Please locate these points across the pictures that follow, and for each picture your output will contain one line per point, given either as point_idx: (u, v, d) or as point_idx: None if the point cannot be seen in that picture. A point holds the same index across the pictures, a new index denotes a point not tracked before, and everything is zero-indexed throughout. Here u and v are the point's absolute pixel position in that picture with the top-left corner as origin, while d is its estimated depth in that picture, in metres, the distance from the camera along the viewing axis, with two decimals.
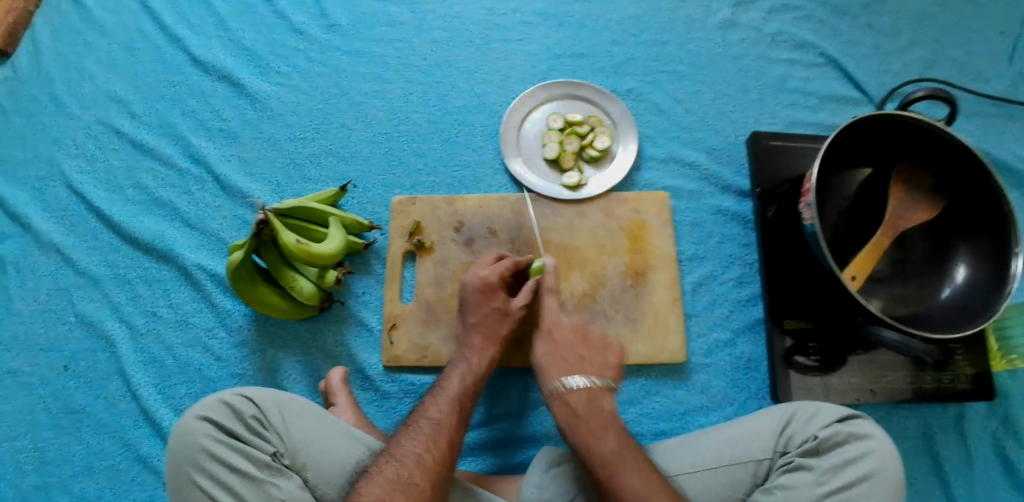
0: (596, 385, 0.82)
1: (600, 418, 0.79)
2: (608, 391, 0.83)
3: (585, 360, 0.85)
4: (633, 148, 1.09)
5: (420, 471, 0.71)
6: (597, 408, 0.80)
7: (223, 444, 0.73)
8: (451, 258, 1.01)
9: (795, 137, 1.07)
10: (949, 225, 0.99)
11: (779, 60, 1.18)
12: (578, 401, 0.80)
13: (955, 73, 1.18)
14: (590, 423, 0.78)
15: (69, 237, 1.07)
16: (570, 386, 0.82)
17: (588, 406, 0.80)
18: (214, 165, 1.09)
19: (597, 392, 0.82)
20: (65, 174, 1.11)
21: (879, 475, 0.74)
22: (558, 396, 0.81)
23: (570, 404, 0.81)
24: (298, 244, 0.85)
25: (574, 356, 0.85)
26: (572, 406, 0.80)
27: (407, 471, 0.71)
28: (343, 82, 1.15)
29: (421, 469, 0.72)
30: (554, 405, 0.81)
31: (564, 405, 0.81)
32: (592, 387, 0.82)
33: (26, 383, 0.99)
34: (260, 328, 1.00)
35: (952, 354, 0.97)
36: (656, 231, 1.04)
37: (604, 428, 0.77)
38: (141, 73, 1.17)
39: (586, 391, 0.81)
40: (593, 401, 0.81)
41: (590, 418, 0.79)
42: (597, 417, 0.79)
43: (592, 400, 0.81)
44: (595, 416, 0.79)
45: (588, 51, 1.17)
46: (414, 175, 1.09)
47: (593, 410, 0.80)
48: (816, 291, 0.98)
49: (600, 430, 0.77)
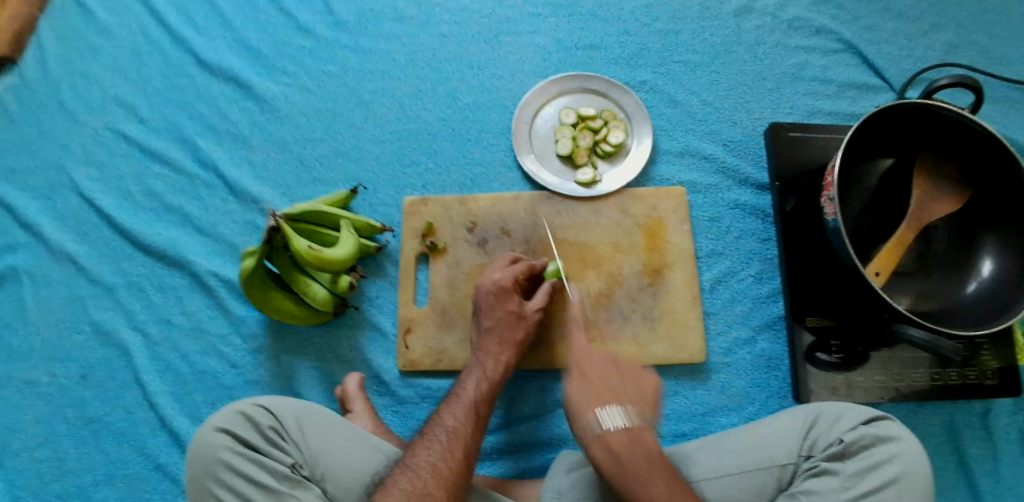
0: (634, 421, 0.75)
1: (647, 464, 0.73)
2: (647, 425, 0.76)
3: (620, 392, 0.78)
4: (648, 143, 1.06)
5: (435, 481, 0.71)
6: (640, 448, 0.74)
7: (240, 456, 0.72)
8: (465, 259, 1.00)
9: (815, 128, 1.04)
10: (977, 216, 0.96)
11: (797, 48, 1.15)
12: (618, 440, 0.74)
13: (979, 57, 1.14)
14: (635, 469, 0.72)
15: (80, 245, 1.06)
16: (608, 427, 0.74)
17: (630, 446, 0.74)
18: (223, 170, 1.08)
19: (636, 430, 0.75)
20: (74, 181, 1.09)
21: (906, 480, 0.73)
22: (597, 439, 0.74)
23: (608, 446, 0.74)
24: (309, 250, 0.84)
25: (607, 378, 0.79)
26: (610, 449, 0.73)
27: (421, 482, 0.70)
28: (350, 80, 1.13)
29: (436, 480, 0.71)
30: (594, 449, 0.74)
31: (602, 445, 0.74)
32: (628, 426, 0.74)
33: (44, 393, 0.99)
34: (274, 333, 0.99)
35: (978, 350, 0.95)
36: (673, 228, 1.01)
37: (651, 470, 0.72)
38: (146, 76, 1.15)
39: (626, 432, 0.74)
40: (634, 440, 0.74)
41: (634, 462, 0.73)
42: (640, 456, 0.73)
43: (634, 442, 0.74)
44: (639, 453, 0.73)
45: (600, 42, 1.14)
46: (425, 175, 1.07)
47: (633, 446, 0.74)
48: (838, 287, 0.96)
49: (647, 476, 0.72)
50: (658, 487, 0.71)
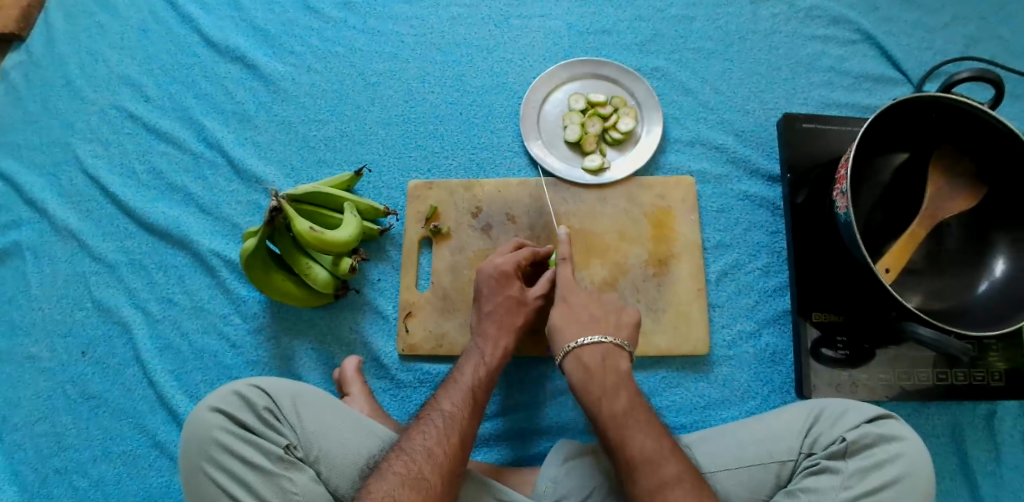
0: (610, 345, 0.81)
1: (612, 375, 0.78)
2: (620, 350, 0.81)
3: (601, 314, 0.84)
4: (658, 131, 1.04)
5: (430, 466, 0.70)
6: (611, 366, 0.79)
7: (235, 436, 0.72)
8: (468, 245, 0.99)
9: (830, 120, 1.02)
10: (990, 213, 0.93)
11: (813, 38, 1.12)
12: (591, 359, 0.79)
13: (1001, 52, 1.11)
14: (603, 381, 0.78)
15: (85, 222, 1.05)
16: (582, 345, 0.80)
17: (601, 365, 0.79)
18: (227, 149, 1.06)
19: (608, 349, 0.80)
20: (79, 158, 1.09)
21: (907, 480, 0.72)
22: (571, 356, 0.80)
23: (583, 362, 0.80)
24: (311, 231, 0.83)
25: (593, 310, 0.84)
26: (586, 364, 0.79)
27: (416, 466, 0.70)
28: (357, 61, 1.11)
29: (431, 464, 0.70)
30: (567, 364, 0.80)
31: (607, 420, 0.74)
32: (604, 347, 0.80)
33: (46, 368, 0.99)
34: (276, 314, 0.99)
35: (986, 351, 0.93)
36: (681, 218, 1.00)
37: (617, 387, 0.77)
38: (154, 54, 1.14)
39: (600, 349, 0.80)
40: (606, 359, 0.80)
41: (603, 375, 0.78)
42: (610, 375, 0.78)
43: (606, 357, 0.80)
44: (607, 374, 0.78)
45: (612, 27, 1.12)
46: (431, 158, 1.05)
47: (607, 369, 0.79)
48: (846, 283, 0.94)
49: (612, 391, 0.77)
50: (621, 400, 0.76)
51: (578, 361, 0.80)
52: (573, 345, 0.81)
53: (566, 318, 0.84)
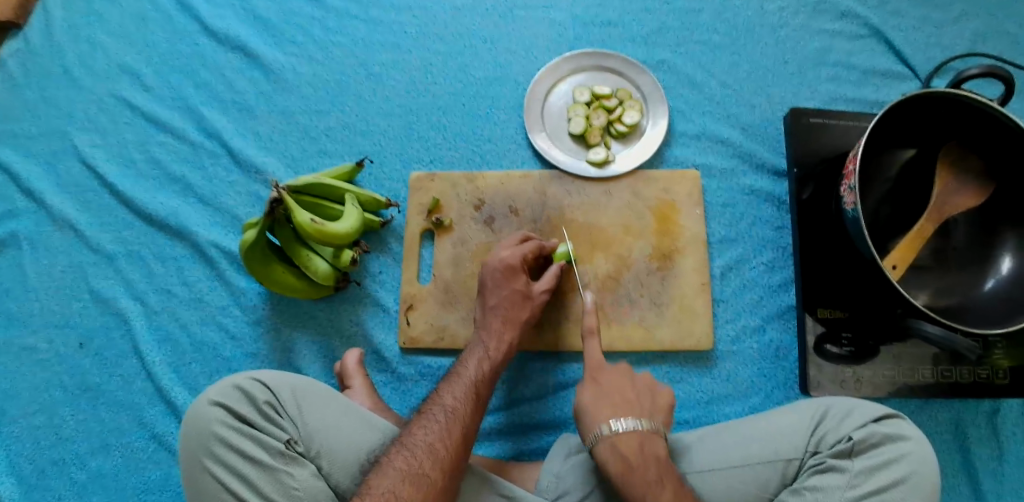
0: (647, 430, 0.73)
1: (653, 467, 0.70)
2: (657, 435, 0.73)
3: (632, 400, 0.76)
4: (663, 125, 1.03)
5: (432, 461, 0.69)
6: (650, 453, 0.71)
7: (235, 431, 0.71)
8: (471, 237, 0.98)
9: (837, 115, 1.01)
10: (998, 211, 0.93)
11: (820, 31, 1.11)
12: (629, 448, 0.71)
13: (1009, 48, 1.10)
14: (643, 476, 0.69)
15: (82, 213, 1.04)
16: (617, 432, 0.72)
17: (638, 453, 0.71)
18: (227, 139, 1.05)
19: (645, 437, 0.72)
20: (77, 147, 1.07)
21: (914, 479, 0.71)
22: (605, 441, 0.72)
23: (618, 449, 0.71)
24: (312, 223, 0.82)
25: (625, 391, 0.77)
26: (621, 452, 0.71)
27: (417, 461, 0.69)
28: (360, 52, 1.10)
29: (432, 460, 0.69)
30: (600, 453, 0.72)
31: (613, 453, 0.72)
32: (640, 430, 0.72)
33: (43, 360, 0.98)
34: (276, 306, 0.98)
35: (992, 348, 0.92)
36: (686, 212, 0.99)
37: (626, 418, 0.74)
38: (154, 42, 1.12)
39: (637, 434, 0.72)
40: (645, 448, 0.72)
41: (643, 469, 0.70)
42: (651, 466, 0.70)
43: (644, 444, 0.72)
44: (649, 464, 0.71)
45: (617, 19, 1.11)
46: (433, 149, 1.04)
47: (646, 457, 0.71)
48: (852, 279, 0.94)
49: (655, 482, 0.69)
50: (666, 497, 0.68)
51: (614, 450, 0.72)
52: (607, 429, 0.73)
53: (595, 397, 0.76)
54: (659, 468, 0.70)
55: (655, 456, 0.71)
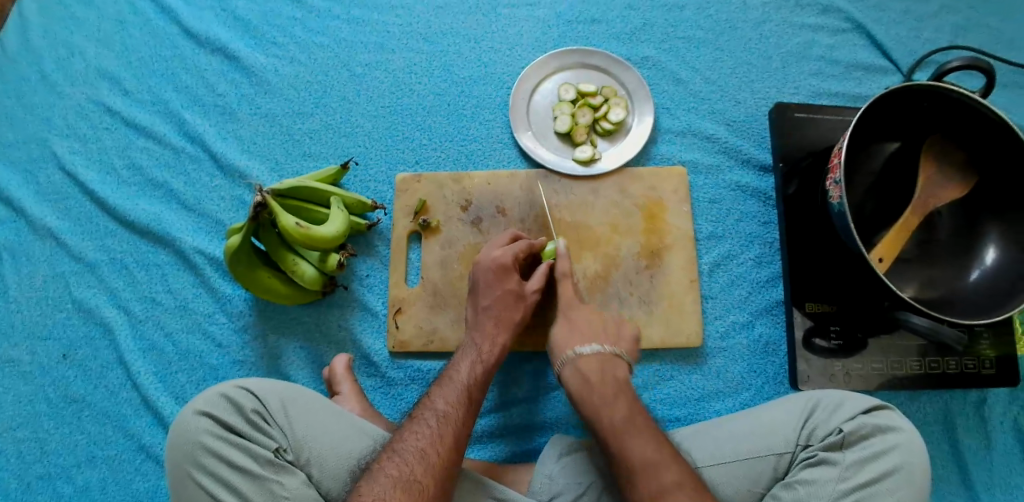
0: (608, 353, 0.83)
1: (611, 386, 0.80)
2: (619, 360, 0.84)
3: (599, 330, 0.86)
4: (649, 121, 1.03)
5: (422, 467, 0.69)
6: (610, 375, 0.81)
7: (224, 441, 0.70)
8: (458, 239, 0.97)
9: (822, 109, 1.01)
10: (980, 202, 0.93)
11: (803, 26, 1.11)
12: (590, 370, 0.81)
13: (989, 40, 1.11)
14: (601, 391, 0.79)
15: (63, 221, 1.02)
16: (582, 354, 0.83)
17: (600, 374, 0.81)
18: (210, 144, 1.04)
19: (607, 360, 0.83)
20: (56, 154, 1.05)
21: (904, 470, 0.72)
22: (570, 365, 0.83)
23: (583, 372, 0.82)
24: (297, 227, 0.81)
25: (593, 326, 0.87)
26: (585, 375, 0.81)
27: (408, 467, 0.69)
28: (342, 52, 1.08)
29: (424, 465, 0.69)
30: (566, 374, 0.83)
31: (576, 373, 0.82)
32: (603, 355, 0.83)
33: (26, 372, 0.96)
34: (262, 312, 0.97)
35: (977, 339, 0.95)
36: (673, 209, 0.99)
37: (616, 395, 0.79)
38: (132, 46, 1.10)
39: (599, 357, 0.83)
40: (605, 370, 0.82)
41: (602, 386, 0.80)
42: (610, 383, 0.80)
43: (605, 366, 0.82)
44: (607, 384, 0.80)
45: (601, 16, 1.10)
46: (419, 150, 1.03)
47: (606, 377, 0.81)
48: (840, 273, 0.94)
49: (611, 397, 0.78)
50: (620, 409, 0.77)
51: (578, 372, 0.82)
52: (573, 353, 0.83)
53: (567, 331, 0.86)
54: (619, 394, 0.79)
55: (614, 377, 0.81)
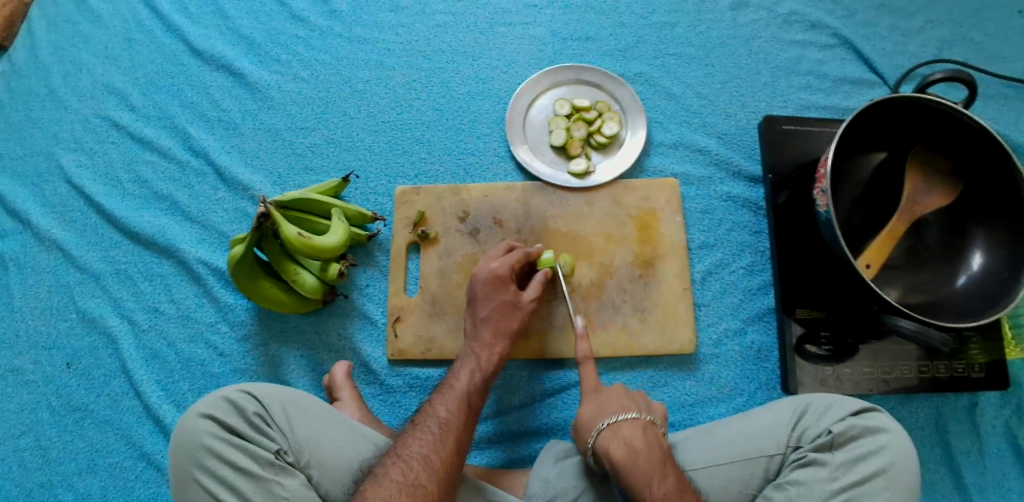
0: (648, 420, 0.80)
1: (657, 455, 0.77)
2: (655, 427, 0.80)
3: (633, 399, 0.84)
4: (642, 134, 1.06)
5: (427, 473, 0.71)
6: (654, 443, 0.78)
7: (225, 443, 0.71)
8: (456, 249, 0.99)
9: (809, 121, 1.03)
10: (966, 210, 0.96)
11: (792, 42, 1.15)
12: (632, 436, 0.78)
13: (973, 54, 1.15)
14: (648, 460, 0.76)
15: (69, 232, 1.05)
16: (622, 421, 0.79)
17: (644, 441, 0.78)
18: (214, 157, 1.07)
19: (646, 426, 0.80)
20: (63, 167, 1.08)
21: (893, 471, 0.75)
22: (609, 432, 0.79)
23: (625, 440, 0.78)
24: (299, 237, 0.84)
25: (623, 395, 0.84)
26: (629, 443, 0.77)
27: (413, 473, 0.70)
28: (344, 69, 1.12)
29: (428, 471, 0.71)
30: (604, 439, 0.78)
31: (619, 442, 0.78)
32: (642, 421, 0.80)
33: (30, 381, 0.98)
34: (263, 322, 0.99)
35: (966, 344, 0.97)
36: (666, 220, 1.01)
37: (664, 473, 0.75)
38: (139, 64, 1.14)
39: (639, 424, 0.79)
40: (648, 436, 0.78)
41: (649, 454, 0.77)
42: (655, 453, 0.77)
43: (646, 432, 0.79)
44: (653, 453, 0.77)
45: (595, 34, 1.14)
46: (418, 164, 1.06)
47: (651, 446, 0.77)
48: (829, 280, 0.96)
49: (660, 471, 0.75)
50: (670, 481, 0.75)
51: (621, 440, 0.78)
52: (610, 422, 0.79)
53: (595, 401, 0.83)
54: (666, 468, 0.76)
55: (656, 444, 0.78)
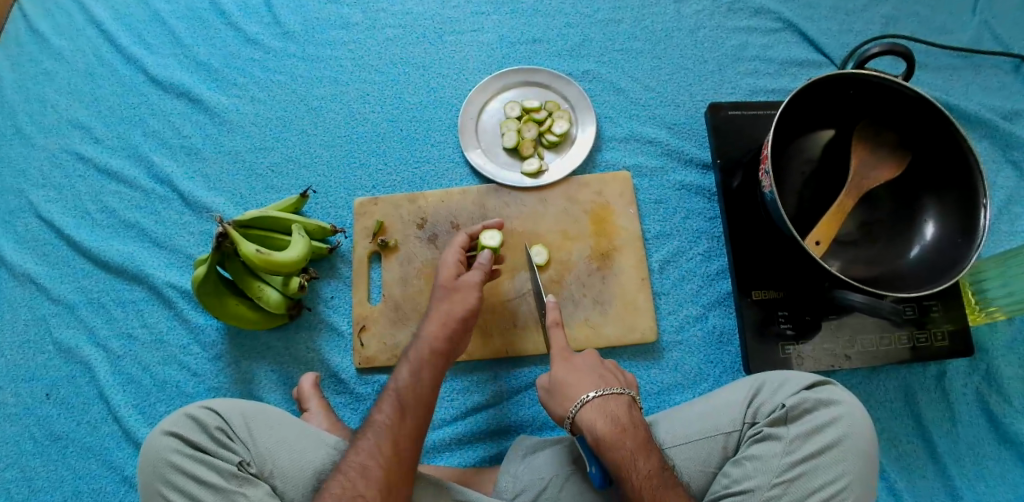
0: (630, 396, 0.80)
1: (642, 433, 0.76)
2: (636, 403, 0.80)
3: (608, 374, 0.82)
4: (592, 130, 1.08)
5: (364, 482, 0.71)
6: (637, 419, 0.77)
7: (190, 458, 0.73)
8: (416, 255, 1.02)
9: (753, 106, 1.06)
10: (917, 181, 0.96)
11: (736, 29, 1.16)
12: (619, 411, 0.77)
13: (918, 28, 1.16)
14: (635, 438, 0.75)
15: (42, 266, 1.07)
16: (607, 396, 0.78)
17: (630, 416, 0.77)
18: (178, 183, 1.09)
19: (629, 402, 0.79)
20: (33, 203, 1.11)
21: (848, 442, 0.76)
22: (591, 404, 0.77)
23: (611, 413, 0.76)
24: (258, 253, 0.85)
25: (602, 371, 0.82)
26: (615, 417, 0.76)
27: (351, 483, 0.71)
28: (299, 88, 1.15)
29: (365, 479, 0.72)
30: (587, 413, 0.77)
31: (603, 416, 0.76)
32: (623, 396, 0.79)
33: (12, 414, 1.00)
34: (233, 340, 1.01)
35: (928, 312, 0.97)
36: (620, 212, 1.03)
37: (647, 448, 0.74)
38: (102, 97, 1.17)
39: (624, 400, 0.79)
40: (632, 412, 0.78)
41: (634, 431, 0.75)
42: (641, 429, 0.76)
43: (631, 409, 0.78)
44: (638, 430, 0.76)
45: (542, 36, 1.16)
46: (376, 175, 1.09)
47: (636, 422, 0.77)
48: (783, 260, 0.98)
49: (643, 446, 0.74)
50: (654, 461, 0.74)
51: (608, 416, 0.76)
52: (595, 394, 0.78)
53: (568, 371, 0.81)
54: (648, 445, 0.75)
55: (639, 421, 0.77)
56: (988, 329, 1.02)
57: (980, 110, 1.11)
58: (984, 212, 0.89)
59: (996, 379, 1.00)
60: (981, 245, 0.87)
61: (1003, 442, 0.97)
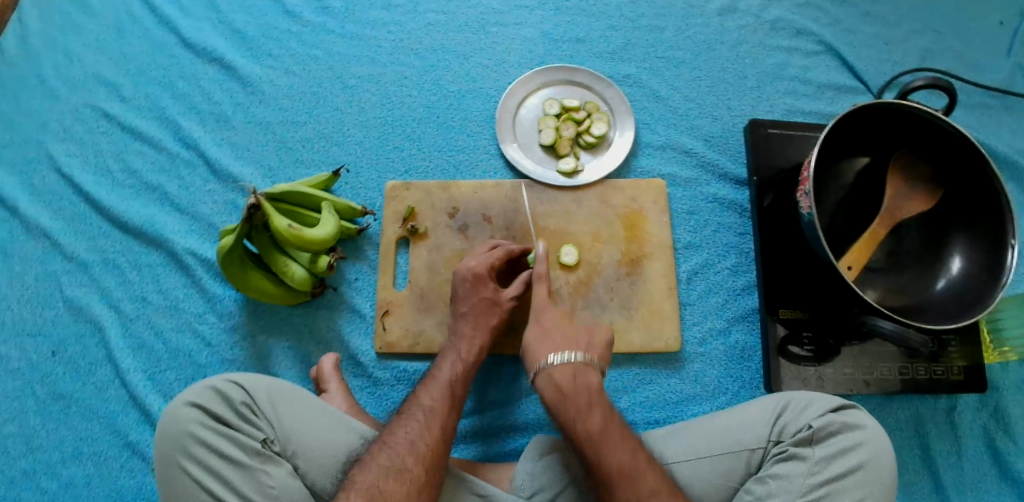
0: (581, 362, 0.82)
1: (585, 395, 0.79)
2: (591, 367, 0.82)
3: (572, 337, 0.85)
4: (630, 134, 1.08)
5: (413, 457, 0.71)
6: (582, 382, 0.80)
7: (213, 431, 0.71)
8: (445, 245, 1.00)
9: (794, 126, 1.06)
10: (948, 215, 0.97)
11: (777, 48, 1.17)
12: (563, 379, 0.80)
13: (955, 64, 1.17)
14: (575, 400, 0.78)
15: (57, 222, 1.04)
16: (554, 364, 0.82)
17: (573, 382, 0.80)
18: (205, 150, 1.07)
19: (580, 368, 0.82)
20: (52, 157, 1.08)
21: (873, 467, 0.76)
22: (545, 373, 0.82)
23: (555, 380, 0.81)
24: (289, 229, 0.84)
25: (563, 334, 0.86)
26: (558, 383, 0.80)
27: (400, 458, 0.71)
28: (336, 65, 1.13)
29: (413, 456, 0.71)
30: (540, 380, 0.82)
31: (551, 383, 0.81)
32: (574, 362, 0.82)
33: (15, 369, 0.98)
34: (251, 313, 0.99)
35: (945, 347, 0.98)
36: (652, 220, 1.03)
37: (590, 405, 0.78)
38: (132, 55, 1.14)
39: (571, 366, 0.82)
40: (578, 377, 0.81)
41: (575, 395, 0.79)
42: (583, 393, 0.79)
43: (577, 374, 0.81)
44: (581, 393, 0.79)
45: (585, 36, 1.15)
46: (408, 160, 1.07)
47: (578, 386, 0.80)
48: (811, 281, 0.98)
49: (586, 406, 0.78)
50: (594, 420, 0.76)
51: (552, 383, 0.81)
52: (545, 363, 0.82)
53: (539, 338, 0.86)
54: (593, 405, 0.78)
55: (588, 386, 0.80)
56: (1001, 367, 1.03)
57: (1009, 152, 1.12)
58: (1011, 253, 0.89)
59: (1005, 416, 1.01)
60: (1005, 286, 0.88)
61: (1007, 479, 0.98)
